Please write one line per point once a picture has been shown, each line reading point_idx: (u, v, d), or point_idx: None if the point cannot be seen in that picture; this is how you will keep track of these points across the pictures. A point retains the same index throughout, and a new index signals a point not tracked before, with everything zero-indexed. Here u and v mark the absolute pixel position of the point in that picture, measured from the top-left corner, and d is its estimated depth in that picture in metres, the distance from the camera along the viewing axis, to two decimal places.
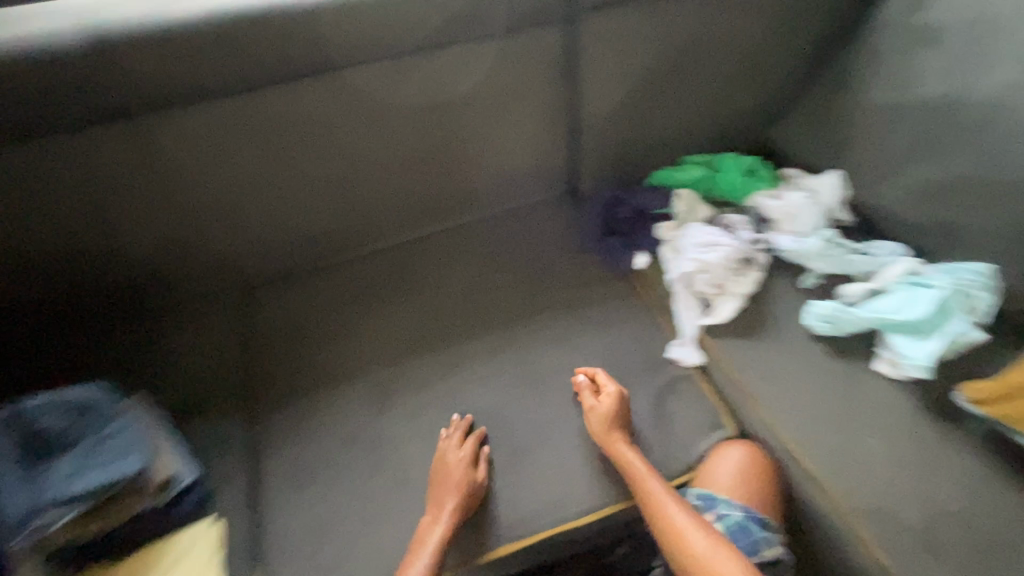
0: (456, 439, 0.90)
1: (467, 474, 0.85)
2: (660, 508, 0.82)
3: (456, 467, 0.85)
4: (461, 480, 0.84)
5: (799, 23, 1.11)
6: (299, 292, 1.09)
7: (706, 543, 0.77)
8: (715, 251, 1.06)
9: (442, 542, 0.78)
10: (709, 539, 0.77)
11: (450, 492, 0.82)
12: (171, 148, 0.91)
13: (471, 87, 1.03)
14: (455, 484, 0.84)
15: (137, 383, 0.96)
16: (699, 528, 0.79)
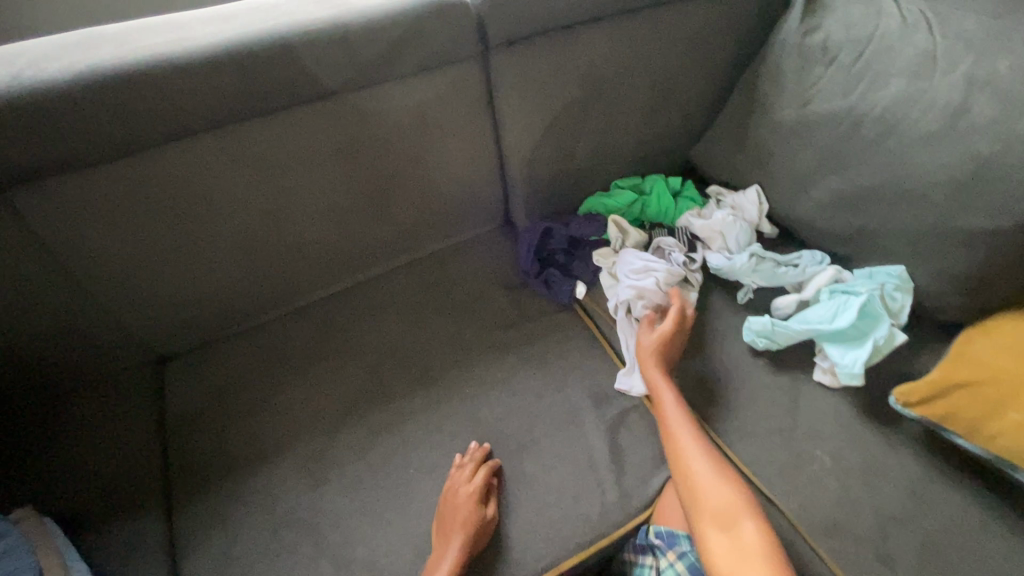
0: (468, 470, 0.88)
1: (474, 511, 0.83)
2: (679, 436, 0.86)
3: (468, 498, 0.84)
4: (468, 518, 0.82)
5: (707, 50, 1.19)
6: (229, 361, 1.05)
7: (709, 473, 0.80)
8: (649, 276, 1.06)
9: None
10: (713, 466, 0.81)
11: (456, 527, 0.81)
12: (58, 221, 0.84)
13: (391, 126, 1.00)
14: (466, 516, 0.82)
15: (45, 483, 0.89)
16: (709, 460, 0.82)
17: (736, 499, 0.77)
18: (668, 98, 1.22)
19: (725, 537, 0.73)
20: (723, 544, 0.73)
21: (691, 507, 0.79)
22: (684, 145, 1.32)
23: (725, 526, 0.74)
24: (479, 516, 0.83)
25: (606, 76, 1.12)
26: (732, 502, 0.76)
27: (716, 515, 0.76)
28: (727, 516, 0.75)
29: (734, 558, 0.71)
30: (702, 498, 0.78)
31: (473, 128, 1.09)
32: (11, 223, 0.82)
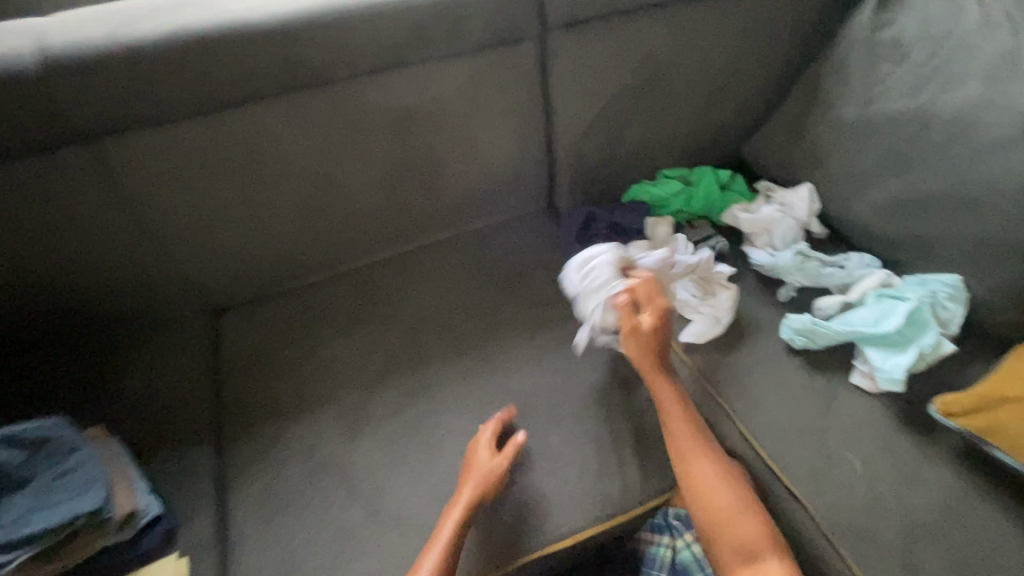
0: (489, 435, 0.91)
1: (483, 469, 0.86)
2: (692, 462, 0.87)
3: (483, 470, 0.86)
4: (477, 475, 0.85)
5: (769, 43, 1.17)
6: (276, 315, 1.11)
7: (730, 502, 0.83)
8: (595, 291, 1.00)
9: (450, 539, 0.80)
10: (732, 493, 0.84)
11: (466, 484, 0.85)
12: (139, 171, 0.91)
13: (449, 102, 1.03)
14: (480, 480, 0.85)
15: (107, 409, 0.97)
16: (728, 488, 0.85)
17: (759, 531, 0.81)
18: (724, 90, 1.20)
19: (749, 571, 0.79)
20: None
21: (715, 540, 0.83)
22: (736, 138, 1.30)
23: (749, 561, 0.80)
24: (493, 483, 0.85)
25: (661, 64, 1.11)
26: (756, 536, 0.81)
27: (741, 548, 0.81)
28: (753, 549, 0.80)
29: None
30: (726, 531, 0.82)
31: (524, 108, 1.11)
32: (96, 169, 0.89)
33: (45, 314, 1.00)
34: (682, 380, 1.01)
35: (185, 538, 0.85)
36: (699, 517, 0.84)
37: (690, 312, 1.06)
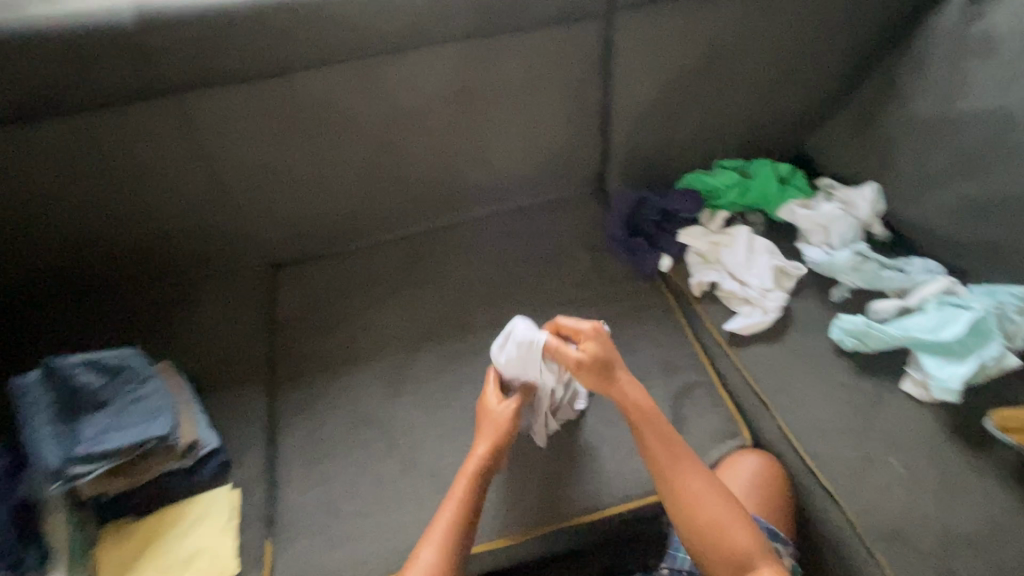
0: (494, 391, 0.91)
1: (499, 422, 0.87)
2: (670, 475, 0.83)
3: (478, 464, 0.84)
4: (496, 429, 0.86)
5: (845, 32, 1.12)
6: (328, 273, 1.15)
7: (716, 511, 0.80)
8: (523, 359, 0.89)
9: (470, 493, 0.81)
10: (719, 502, 0.80)
11: (484, 437, 0.86)
12: (215, 125, 0.97)
13: (509, 76, 1.04)
14: (494, 433, 0.86)
15: (172, 347, 1.04)
16: (714, 495, 0.81)
17: (753, 546, 0.77)
18: (791, 80, 1.16)
19: None
20: None
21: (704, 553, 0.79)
22: (799, 132, 1.26)
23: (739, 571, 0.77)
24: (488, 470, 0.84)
25: (727, 49, 1.09)
26: (746, 544, 0.77)
27: (732, 563, 0.77)
28: (743, 564, 0.77)
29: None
30: (713, 544, 0.78)
31: (583, 87, 1.10)
32: (177, 120, 0.95)
33: (122, 255, 1.08)
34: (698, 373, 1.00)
35: (237, 471, 0.91)
36: (684, 530, 0.81)
37: (739, 303, 1.06)
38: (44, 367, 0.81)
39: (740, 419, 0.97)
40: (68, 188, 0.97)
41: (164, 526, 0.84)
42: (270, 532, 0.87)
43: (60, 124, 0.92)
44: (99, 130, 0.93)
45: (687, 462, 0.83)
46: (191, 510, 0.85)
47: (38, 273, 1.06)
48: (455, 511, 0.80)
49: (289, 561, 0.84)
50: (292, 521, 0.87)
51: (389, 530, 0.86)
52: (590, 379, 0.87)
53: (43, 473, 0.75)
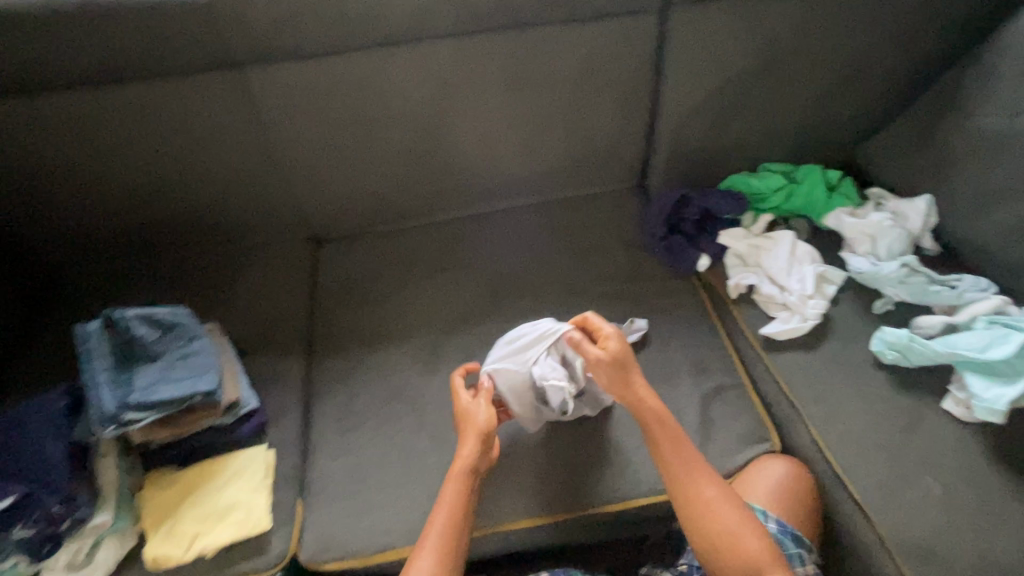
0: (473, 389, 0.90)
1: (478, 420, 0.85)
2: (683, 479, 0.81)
3: (465, 466, 0.82)
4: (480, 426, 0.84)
5: (908, 39, 1.09)
6: (368, 251, 1.18)
7: (731, 517, 0.77)
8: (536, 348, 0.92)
9: (463, 486, 0.81)
10: (733, 508, 0.78)
11: (471, 434, 0.84)
12: (271, 99, 1.00)
13: (560, 67, 1.05)
14: (478, 434, 0.84)
15: (219, 311, 1.09)
16: (727, 502, 0.78)
17: (765, 554, 0.74)
18: (847, 86, 1.14)
19: None
20: None
21: (717, 562, 0.76)
22: (851, 139, 1.23)
23: None
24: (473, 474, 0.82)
25: (785, 50, 1.07)
26: (760, 551, 0.74)
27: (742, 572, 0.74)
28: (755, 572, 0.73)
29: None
30: (727, 551, 0.75)
31: (634, 82, 1.10)
32: (237, 92, 0.98)
33: (176, 220, 1.13)
34: (716, 381, 0.99)
35: (273, 433, 0.94)
36: (697, 538, 0.78)
37: (777, 308, 1.05)
38: (103, 318, 0.86)
39: (770, 424, 0.96)
40: (131, 152, 1.02)
41: (202, 478, 0.87)
42: (301, 493, 0.90)
43: (128, 90, 0.95)
44: (163, 98, 0.97)
45: (698, 468, 0.81)
46: (228, 465, 0.89)
47: (100, 233, 1.12)
48: (455, 493, 0.80)
49: (318, 523, 0.87)
50: (322, 485, 0.90)
51: (414, 502, 0.88)
52: (607, 376, 0.86)
53: (99, 416, 0.80)
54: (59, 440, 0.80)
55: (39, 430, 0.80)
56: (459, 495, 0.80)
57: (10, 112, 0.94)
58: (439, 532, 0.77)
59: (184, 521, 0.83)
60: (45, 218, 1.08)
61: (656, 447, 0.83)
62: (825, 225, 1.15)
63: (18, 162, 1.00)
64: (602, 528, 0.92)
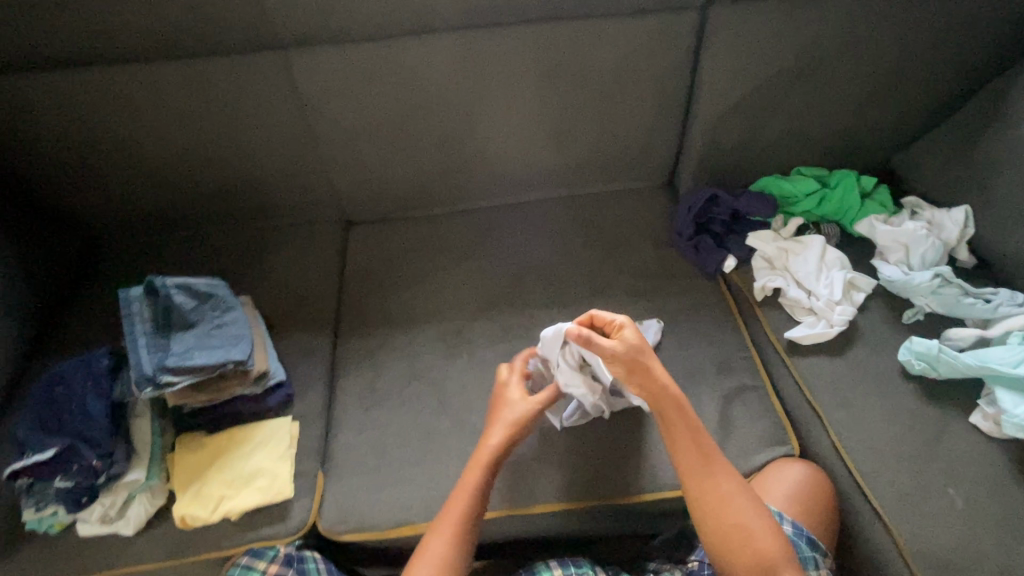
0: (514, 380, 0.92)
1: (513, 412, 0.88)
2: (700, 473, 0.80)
3: (491, 453, 0.84)
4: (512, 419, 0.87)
5: (954, 45, 1.07)
6: (397, 235, 1.20)
7: (746, 515, 0.77)
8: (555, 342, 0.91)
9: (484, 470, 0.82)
10: (749, 506, 0.77)
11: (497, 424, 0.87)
12: (312, 81, 1.02)
13: (597, 61, 1.05)
14: (510, 424, 0.86)
15: (252, 286, 1.12)
16: (743, 499, 0.78)
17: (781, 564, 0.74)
18: (888, 91, 1.12)
19: None
20: None
21: (727, 557, 0.76)
22: (889, 146, 1.21)
23: None
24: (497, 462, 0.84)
25: (826, 52, 1.05)
26: (773, 550, 0.74)
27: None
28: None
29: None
30: (740, 548, 0.75)
31: (669, 79, 1.10)
32: (280, 73, 1.01)
33: (215, 197, 1.16)
34: (737, 382, 0.99)
35: (299, 406, 0.97)
36: (708, 532, 0.77)
37: (803, 313, 1.04)
38: (147, 283, 0.90)
39: (790, 427, 0.96)
40: (176, 127, 1.05)
41: (231, 443, 0.91)
42: (323, 464, 0.93)
43: (175, 67, 0.98)
44: (209, 76, 1.00)
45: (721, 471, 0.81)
46: (255, 433, 0.92)
47: (143, 206, 1.16)
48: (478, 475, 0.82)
49: (339, 495, 0.89)
50: (344, 458, 0.93)
51: (432, 480, 0.90)
52: (627, 367, 0.83)
53: (138, 377, 0.84)
54: (100, 398, 0.84)
55: (82, 387, 0.85)
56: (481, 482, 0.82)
57: (65, 85, 0.98)
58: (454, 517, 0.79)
59: (211, 483, 0.87)
60: (93, 189, 1.12)
61: (675, 440, 0.82)
62: (857, 232, 1.13)
63: (70, 133, 1.04)
64: (615, 520, 0.93)
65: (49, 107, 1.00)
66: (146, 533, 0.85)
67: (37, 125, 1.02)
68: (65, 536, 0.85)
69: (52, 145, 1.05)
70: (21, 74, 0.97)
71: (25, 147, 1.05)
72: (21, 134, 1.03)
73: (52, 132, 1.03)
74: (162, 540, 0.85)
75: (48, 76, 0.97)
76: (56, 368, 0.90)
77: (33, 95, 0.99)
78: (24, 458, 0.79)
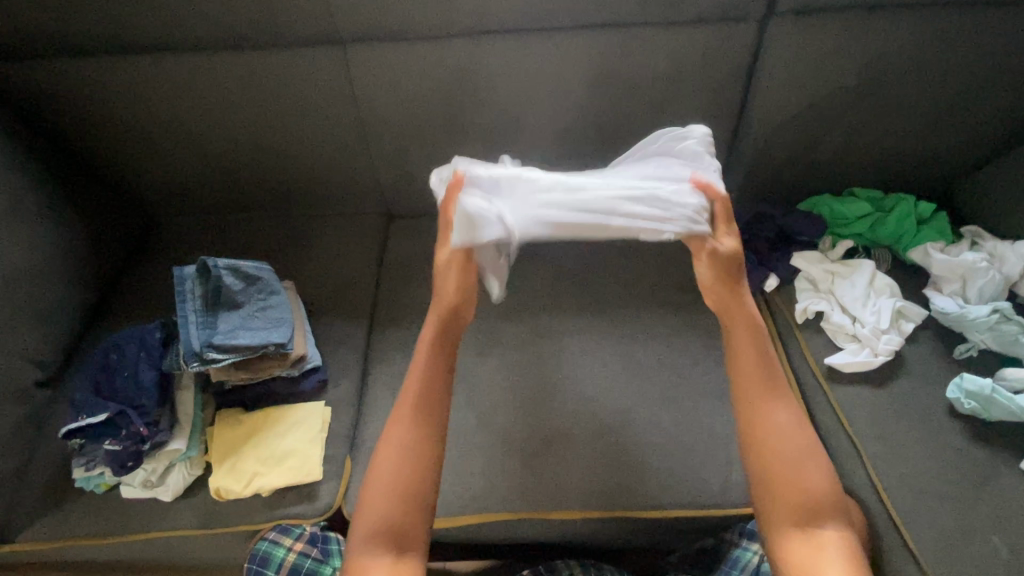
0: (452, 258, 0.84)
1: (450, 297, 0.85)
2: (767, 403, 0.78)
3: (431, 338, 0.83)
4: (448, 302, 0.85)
5: None
6: (437, 230, 1.23)
7: (796, 439, 0.76)
8: (581, 188, 0.79)
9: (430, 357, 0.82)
10: (801, 432, 0.77)
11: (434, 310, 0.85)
12: (366, 76, 1.04)
13: (648, 70, 1.04)
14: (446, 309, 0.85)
15: (295, 271, 1.16)
16: (796, 422, 0.77)
17: (828, 497, 0.73)
18: (955, 115, 1.07)
19: (807, 529, 0.71)
20: (803, 539, 0.70)
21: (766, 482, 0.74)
22: (950, 171, 1.16)
23: (809, 519, 0.71)
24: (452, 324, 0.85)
25: (891, 71, 1.01)
26: (821, 486, 0.73)
27: (793, 508, 0.72)
28: (811, 511, 0.71)
29: (813, 560, 0.68)
30: (783, 477, 0.74)
31: (722, 92, 1.08)
32: (337, 67, 1.04)
33: (265, 183, 1.21)
34: None
35: (332, 391, 1.00)
36: (753, 455, 0.76)
37: (846, 340, 1.01)
38: (201, 261, 0.93)
39: (823, 456, 0.93)
40: (236, 115, 1.10)
41: (267, 423, 0.94)
42: (351, 450, 0.95)
43: (239, 57, 1.02)
44: (270, 67, 1.03)
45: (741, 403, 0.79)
46: (291, 414, 0.95)
47: (199, 188, 1.22)
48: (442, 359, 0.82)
49: (365, 481, 0.91)
50: (371, 446, 0.95)
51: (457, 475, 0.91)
52: (708, 287, 0.86)
53: (187, 352, 0.88)
54: (150, 368, 0.89)
55: (135, 356, 0.90)
56: (434, 377, 0.80)
57: (137, 70, 1.03)
58: (412, 413, 0.78)
59: (246, 459, 0.90)
60: (155, 169, 1.18)
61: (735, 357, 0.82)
62: (910, 259, 1.09)
63: (140, 115, 1.10)
64: (635, 533, 0.92)
65: (121, 90, 1.06)
66: (183, 502, 0.89)
67: (109, 106, 1.08)
68: (109, 497, 0.90)
69: (121, 125, 1.11)
70: (98, 57, 1.03)
71: (97, 126, 1.11)
72: (94, 114, 1.09)
73: (122, 113, 1.09)
74: (197, 509, 0.89)
75: (122, 61, 1.03)
76: (112, 337, 0.95)
77: (109, 78, 1.04)
78: (77, 420, 0.84)
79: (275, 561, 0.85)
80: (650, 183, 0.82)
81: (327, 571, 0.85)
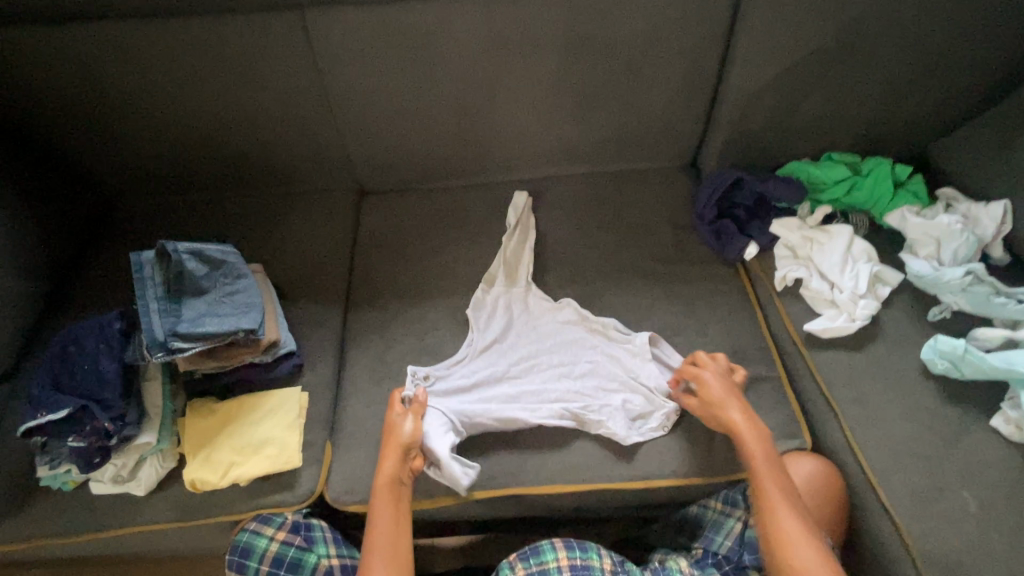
0: (407, 421, 0.85)
1: (411, 441, 0.83)
2: (779, 513, 0.75)
3: (390, 475, 0.82)
4: (406, 441, 0.83)
5: (1010, 26, 1.00)
6: (410, 205, 1.18)
7: (814, 555, 0.71)
8: (563, 403, 0.91)
9: (397, 472, 0.82)
10: (813, 545, 0.72)
11: (390, 450, 0.83)
12: (328, 43, 0.98)
13: (624, 33, 1.00)
14: (400, 451, 0.83)
15: (263, 253, 1.11)
16: (803, 526, 0.74)
17: None
18: (934, 75, 1.06)
19: None
20: None
21: None
22: (927, 133, 1.15)
23: None
24: (415, 447, 0.84)
25: (872, 31, 0.99)
26: None
27: None
28: None
29: None
30: None
31: (701, 56, 1.05)
32: (297, 35, 0.97)
33: (227, 162, 1.15)
34: (751, 372, 0.97)
35: (308, 375, 0.97)
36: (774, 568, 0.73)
37: (824, 305, 1.01)
38: (161, 246, 0.87)
39: (802, 421, 0.94)
40: (191, 88, 1.02)
41: (240, 413, 0.91)
42: (330, 435, 0.93)
43: (188, 24, 0.95)
44: (224, 35, 0.96)
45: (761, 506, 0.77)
46: (266, 402, 0.92)
47: (156, 168, 1.15)
48: (395, 461, 0.83)
49: (346, 465, 0.89)
50: (349, 430, 0.92)
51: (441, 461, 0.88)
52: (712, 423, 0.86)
53: (150, 342, 0.83)
54: (112, 360, 0.85)
55: (95, 349, 0.86)
56: (393, 478, 0.82)
57: (77, 39, 0.95)
58: (389, 496, 0.81)
59: (221, 449, 0.87)
60: (107, 148, 1.11)
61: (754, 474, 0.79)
62: (887, 223, 1.09)
63: (86, 91, 1.02)
64: (619, 503, 0.93)
65: (61, 65, 0.98)
66: (158, 494, 0.87)
67: (49, 83, 1.00)
68: (79, 493, 0.87)
69: (64, 103, 1.03)
70: (34, 27, 0.94)
71: (37, 104, 1.03)
72: (33, 89, 1.01)
73: (63, 90, 1.01)
74: (173, 501, 0.86)
75: (60, 30, 0.94)
76: (68, 329, 0.90)
77: (46, 48, 0.96)
78: (36, 417, 0.80)
79: (258, 551, 0.84)
80: (613, 400, 0.92)
81: (311, 558, 0.84)
